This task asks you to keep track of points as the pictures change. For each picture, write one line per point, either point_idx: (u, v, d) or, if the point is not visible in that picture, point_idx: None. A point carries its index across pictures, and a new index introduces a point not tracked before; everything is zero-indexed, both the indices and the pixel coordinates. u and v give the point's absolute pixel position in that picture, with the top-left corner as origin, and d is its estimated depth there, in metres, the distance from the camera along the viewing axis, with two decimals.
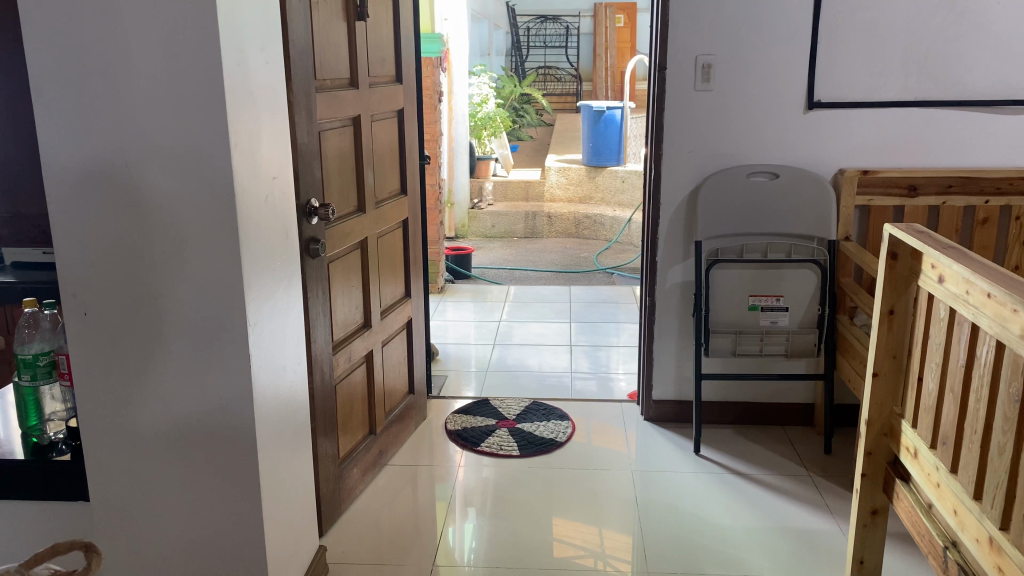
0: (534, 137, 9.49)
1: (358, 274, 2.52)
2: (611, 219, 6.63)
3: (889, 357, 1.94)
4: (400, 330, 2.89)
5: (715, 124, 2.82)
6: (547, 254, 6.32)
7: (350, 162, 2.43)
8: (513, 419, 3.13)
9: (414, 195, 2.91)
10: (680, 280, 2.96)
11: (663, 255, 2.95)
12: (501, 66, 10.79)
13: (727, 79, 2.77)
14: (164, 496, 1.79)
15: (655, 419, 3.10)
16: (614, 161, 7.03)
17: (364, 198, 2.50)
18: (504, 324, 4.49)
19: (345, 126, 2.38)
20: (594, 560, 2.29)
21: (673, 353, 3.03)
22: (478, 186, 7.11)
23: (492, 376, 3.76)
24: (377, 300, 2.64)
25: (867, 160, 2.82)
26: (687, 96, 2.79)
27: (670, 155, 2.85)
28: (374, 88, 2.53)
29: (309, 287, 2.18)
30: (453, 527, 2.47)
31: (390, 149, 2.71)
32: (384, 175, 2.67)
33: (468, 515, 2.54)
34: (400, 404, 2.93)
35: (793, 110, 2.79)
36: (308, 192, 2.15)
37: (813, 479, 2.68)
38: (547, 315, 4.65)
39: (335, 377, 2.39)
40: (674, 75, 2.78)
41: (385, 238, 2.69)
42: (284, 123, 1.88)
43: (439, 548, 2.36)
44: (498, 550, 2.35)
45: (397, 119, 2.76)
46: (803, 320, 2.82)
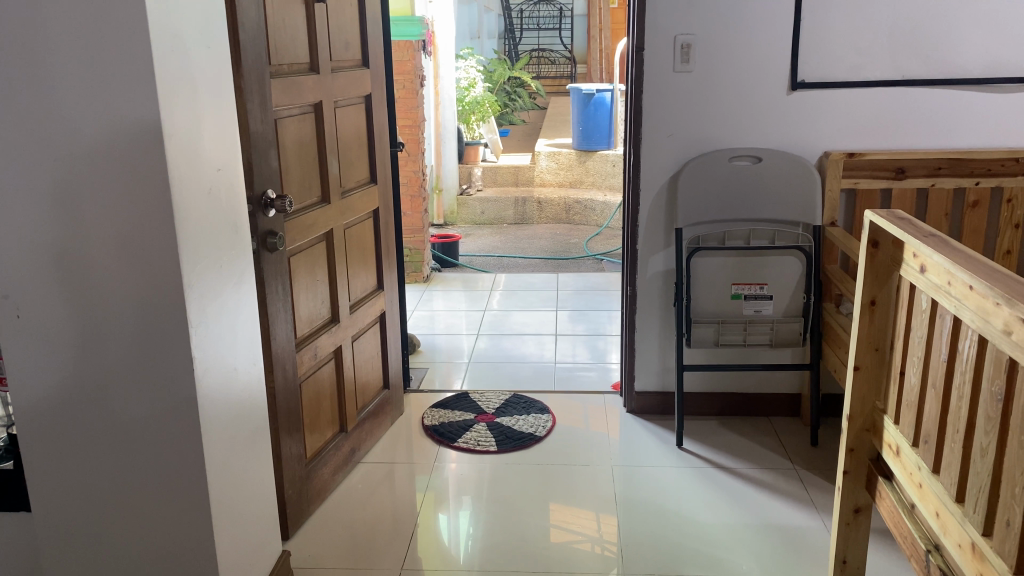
0: (526, 121, 9.39)
1: (323, 268, 2.42)
2: (602, 204, 6.53)
3: (871, 350, 1.85)
4: (373, 323, 2.80)
5: (696, 107, 2.71)
6: (537, 240, 6.22)
7: (312, 150, 2.33)
8: (491, 413, 3.02)
9: (385, 183, 2.81)
10: (661, 269, 2.87)
11: (643, 243, 2.85)
12: (494, 49, 10.66)
13: (707, 59, 2.67)
14: (110, 505, 1.71)
15: (638, 411, 3.01)
16: (604, 145, 6.90)
17: (328, 189, 2.40)
18: (489, 313, 4.39)
19: (305, 113, 2.29)
20: (591, 544, 2.28)
21: (655, 343, 2.94)
22: (467, 171, 7.00)
23: (474, 368, 3.67)
24: (346, 294, 2.55)
25: (853, 143, 2.72)
26: (666, 78, 2.69)
27: (650, 139, 2.75)
28: (338, 73, 2.43)
29: (266, 282, 2.09)
30: (449, 526, 2.39)
31: (357, 136, 2.60)
32: (351, 163, 2.57)
33: (463, 502, 2.50)
34: (375, 399, 2.84)
35: (775, 91, 2.69)
36: (263, 183, 2.06)
37: (798, 472, 2.59)
38: (533, 303, 4.54)
39: (300, 375, 2.31)
40: (652, 56, 2.67)
41: (353, 229, 2.60)
42: (230, 111, 1.79)
43: (431, 551, 2.28)
44: (493, 548, 2.28)
45: (365, 105, 2.66)
46: (788, 309, 2.72)
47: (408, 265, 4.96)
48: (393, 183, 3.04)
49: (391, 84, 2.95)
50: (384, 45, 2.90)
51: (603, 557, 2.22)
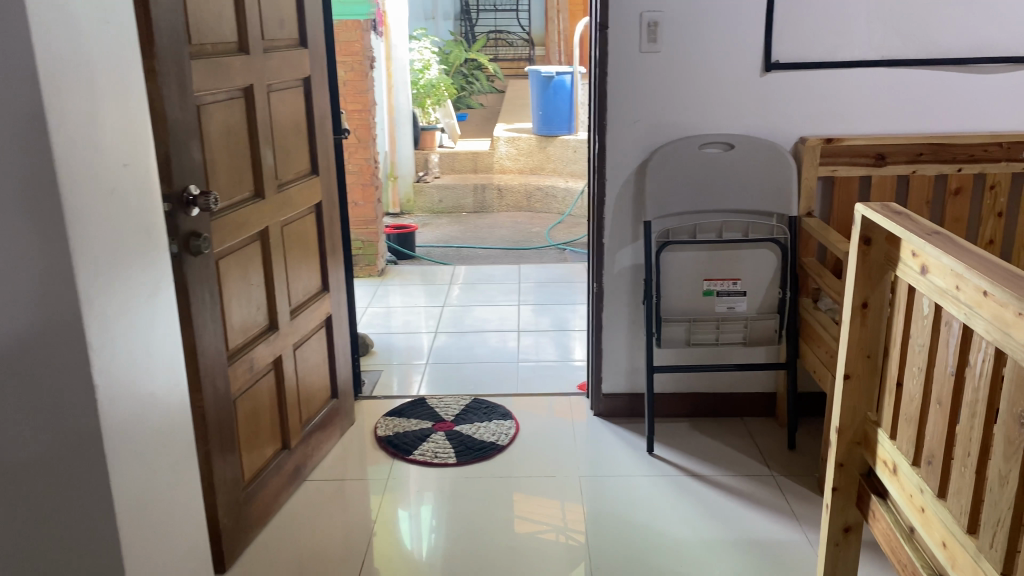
0: (483, 105, 9.16)
1: (259, 271, 2.19)
2: (564, 191, 6.34)
3: (863, 357, 1.69)
4: (318, 327, 2.57)
5: (663, 91, 2.53)
6: (497, 229, 6.01)
7: (243, 139, 2.09)
8: (450, 421, 2.81)
9: (329, 176, 2.58)
10: (629, 264, 2.68)
11: (609, 236, 2.66)
12: (450, 31, 10.38)
13: (676, 38, 2.48)
14: (10, 553, 1.49)
15: (606, 415, 2.83)
16: (566, 130, 6.73)
17: (262, 182, 2.17)
18: (447, 309, 4.17)
19: (233, 98, 2.05)
20: (556, 534, 2.22)
21: (624, 343, 2.75)
22: (424, 158, 6.75)
23: (432, 369, 3.45)
24: (285, 297, 2.33)
25: (830, 127, 2.55)
26: (632, 59, 2.50)
27: (615, 125, 2.56)
28: (271, 54, 2.19)
29: (190, 290, 1.86)
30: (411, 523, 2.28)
31: (295, 123, 2.37)
32: (289, 154, 2.33)
33: (425, 498, 2.41)
34: (323, 409, 2.62)
35: (747, 73, 2.51)
36: (184, 177, 1.83)
37: (776, 480, 2.44)
38: (494, 297, 4.33)
39: (233, 391, 2.08)
40: (616, 35, 2.48)
41: (292, 226, 2.37)
42: (137, 97, 1.55)
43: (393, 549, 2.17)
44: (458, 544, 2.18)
45: (305, 88, 2.42)
46: (762, 305, 2.56)
47: (361, 258, 4.72)
48: (338, 174, 2.80)
49: (334, 65, 2.71)
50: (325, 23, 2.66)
51: (570, 548, 2.16)
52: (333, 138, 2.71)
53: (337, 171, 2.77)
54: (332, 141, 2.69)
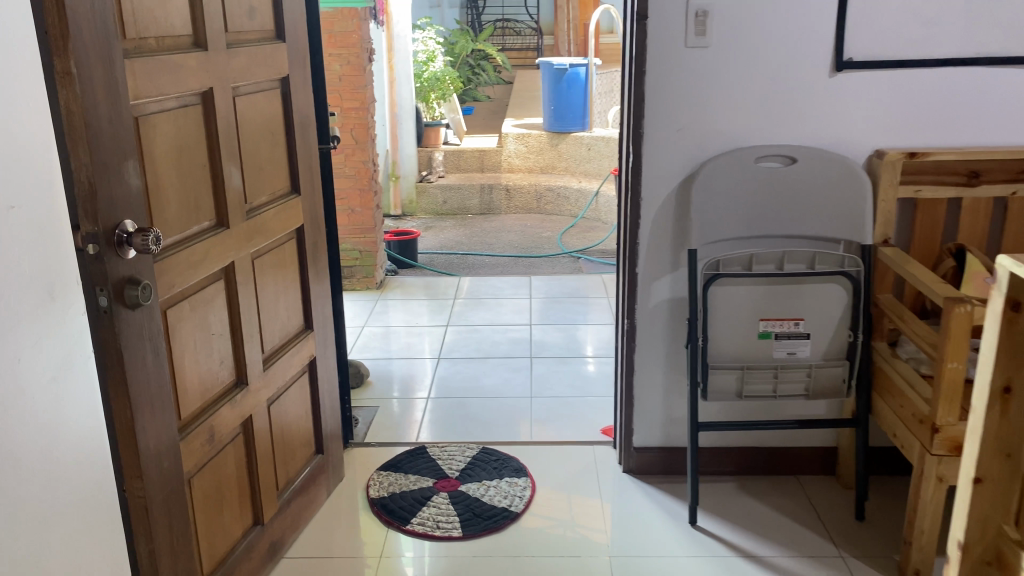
0: (490, 97, 8.74)
1: (222, 317, 1.79)
2: (577, 192, 5.93)
3: (1000, 456, 1.28)
4: (300, 374, 2.17)
5: (712, 94, 2.11)
6: (505, 234, 5.61)
7: (200, 156, 1.69)
8: (455, 478, 2.41)
9: (313, 195, 2.18)
10: (666, 297, 2.27)
11: (644, 265, 2.24)
12: (455, 20, 9.96)
13: (729, 31, 2.06)
14: None
15: (636, 472, 2.42)
16: (579, 126, 6.21)
17: (225, 209, 1.77)
18: (452, 330, 3.76)
19: (188, 105, 1.64)
20: (562, 530, 2.20)
21: (659, 389, 2.35)
22: (428, 155, 6.33)
23: (435, 404, 3.03)
24: (257, 344, 1.92)
25: (912, 138, 2.14)
26: (676, 56, 2.08)
27: (654, 134, 2.15)
28: (236, 49, 1.78)
29: (125, 352, 1.45)
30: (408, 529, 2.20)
31: (269, 133, 1.96)
32: (261, 171, 1.92)
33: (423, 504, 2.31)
34: (305, 470, 2.22)
35: (813, 73, 2.10)
36: (115, 210, 1.42)
37: (846, 561, 2.03)
38: (502, 315, 3.91)
39: (186, 470, 1.67)
40: (658, 27, 2.06)
41: (266, 257, 1.96)
42: (31, 114, 1.15)
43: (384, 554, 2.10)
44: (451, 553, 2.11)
45: (281, 90, 2.01)
46: (828, 350, 2.15)
47: (359, 269, 4.31)
48: (324, 191, 2.39)
49: (319, 63, 2.29)
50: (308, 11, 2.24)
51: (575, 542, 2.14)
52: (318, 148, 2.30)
53: (323, 186, 2.36)
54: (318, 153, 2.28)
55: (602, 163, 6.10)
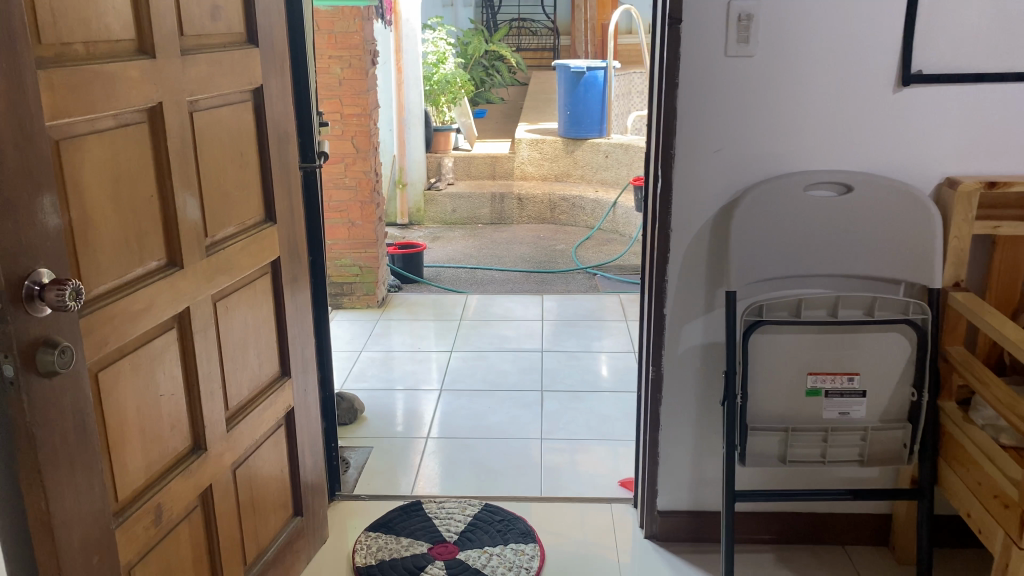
0: (504, 99, 8.45)
1: (174, 374, 1.51)
2: (593, 202, 5.63)
3: None
4: (276, 429, 1.89)
5: (755, 110, 1.82)
6: (516, 246, 5.33)
7: (147, 185, 1.41)
8: (453, 544, 2.13)
9: (292, 223, 1.89)
10: (699, 343, 1.98)
11: (674, 306, 1.95)
12: (469, 19, 9.68)
13: (776, 38, 1.76)
14: None
15: (660, 538, 2.13)
16: (596, 132, 5.92)
17: (179, 245, 1.49)
18: (457, 356, 3.46)
19: (129, 124, 1.36)
20: (567, 541, 2.16)
21: (688, 446, 2.05)
22: (437, 161, 6.06)
23: (435, 445, 2.73)
24: (219, 401, 1.64)
25: (989, 164, 1.83)
26: (714, 66, 1.79)
27: (687, 157, 1.85)
28: (193, 56, 1.50)
29: (38, 433, 1.17)
30: None
31: (238, 152, 1.68)
32: (227, 198, 1.64)
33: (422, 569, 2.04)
34: (280, 537, 1.93)
35: (874, 86, 1.79)
36: (22, 258, 1.13)
37: None
38: (512, 340, 3.62)
39: (125, 562, 1.39)
40: (695, 32, 1.77)
41: (232, 298, 1.68)
42: None
43: None
44: None
45: (255, 103, 1.73)
46: (887, 410, 1.85)
47: (359, 286, 4.02)
48: (308, 216, 2.10)
49: (303, 69, 2.00)
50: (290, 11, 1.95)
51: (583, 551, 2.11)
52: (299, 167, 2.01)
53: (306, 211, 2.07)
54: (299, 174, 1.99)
55: (620, 172, 5.80)
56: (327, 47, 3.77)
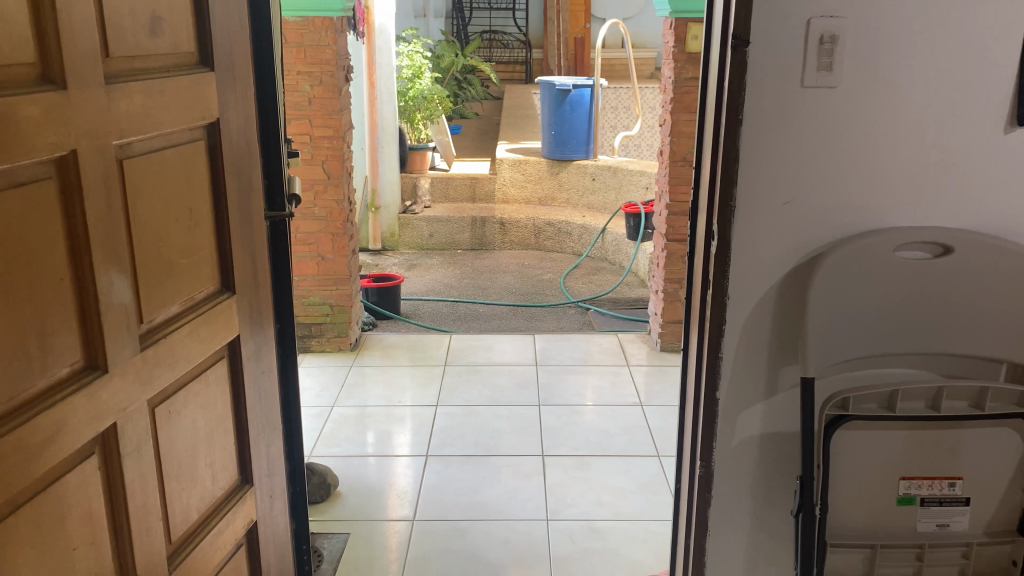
0: (478, 114, 8.13)
1: (94, 516, 1.10)
2: (581, 229, 5.30)
3: None
4: (235, 551, 1.49)
5: (835, 156, 1.48)
6: (499, 276, 4.97)
7: (54, 265, 1.01)
8: None
9: (255, 292, 1.50)
10: (757, 433, 1.62)
11: (730, 389, 1.60)
12: (440, 30, 9.35)
13: (864, 68, 1.44)
14: None
15: None
16: (582, 152, 5.57)
17: (102, 342, 1.09)
18: (443, 412, 3.08)
19: (28, 182, 0.96)
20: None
21: (740, 556, 1.69)
22: (412, 183, 5.68)
23: (423, 530, 2.35)
24: (159, 538, 1.24)
25: None
26: (788, 101, 1.45)
27: (750, 210, 1.51)
28: (127, 86, 1.11)
29: None
30: None
31: (188, 206, 1.29)
32: (171, 269, 1.25)
33: None
34: None
35: (980, 128, 1.47)
36: None
37: None
38: (504, 391, 3.25)
39: None
40: (766, 60, 1.43)
41: (178, 399, 1.28)
42: None
43: None
44: None
45: (212, 143, 1.35)
46: (994, 521, 1.50)
47: (330, 327, 3.62)
48: (276, 278, 1.71)
49: (270, 100, 1.62)
50: (256, 26, 1.57)
51: None
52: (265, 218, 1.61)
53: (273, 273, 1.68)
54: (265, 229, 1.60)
55: (608, 195, 5.48)
56: (295, 61, 3.35)
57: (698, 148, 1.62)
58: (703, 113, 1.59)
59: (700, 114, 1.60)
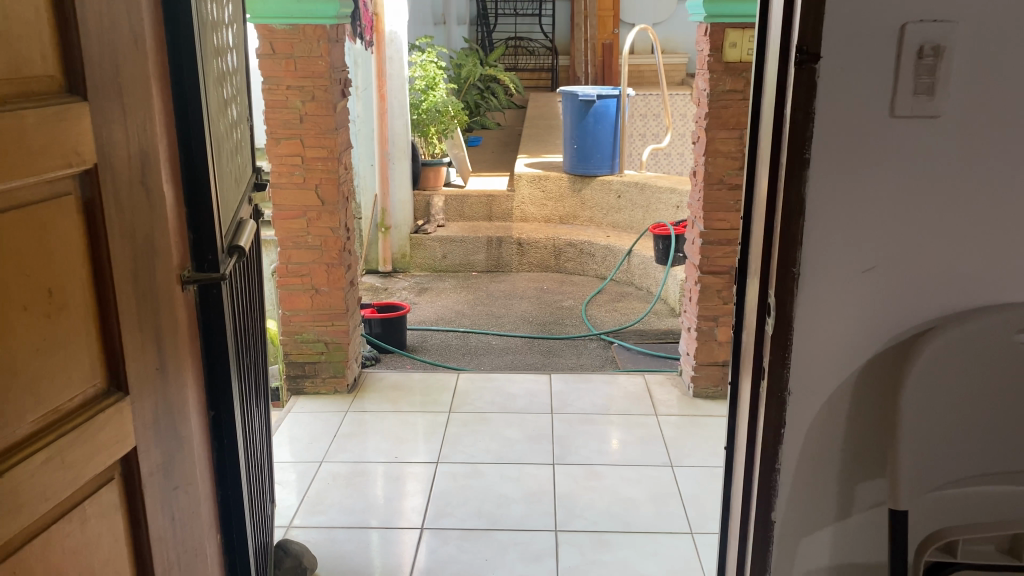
0: (500, 124, 7.80)
1: None
2: (605, 250, 4.93)
3: None
4: None
5: (933, 207, 1.11)
6: (516, 303, 4.61)
7: None
8: None
9: (163, 387, 1.16)
10: (825, 564, 1.25)
11: (792, 512, 1.22)
12: (464, 37, 9.04)
13: (974, 92, 1.06)
14: None
15: None
16: (607, 168, 5.17)
17: None
18: (444, 470, 2.72)
19: None
20: None
21: None
22: (425, 201, 5.35)
23: None
24: None
25: None
26: (870, 135, 1.08)
27: (817, 280, 1.13)
28: None
29: None
30: None
31: (45, 286, 0.93)
32: (14, 374, 0.90)
33: None
34: None
35: None
36: None
37: None
38: (514, 444, 2.88)
39: None
40: (842, 82, 1.06)
41: (30, 551, 0.93)
42: None
43: None
44: None
45: (88, 194, 1.00)
46: None
47: (325, 366, 3.27)
48: (204, 356, 1.36)
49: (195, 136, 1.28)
50: (171, 45, 1.23)
51: None
52: (184, 285, 1.27)
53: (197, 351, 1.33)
54: (181, 300, 1.26)
55: (634, 214, 5.09)
56: (286, 75, 3.02)
57: (745, 194, 1.25)
58: (753, 149, 1.22)
59: (749, 150, 1.23)
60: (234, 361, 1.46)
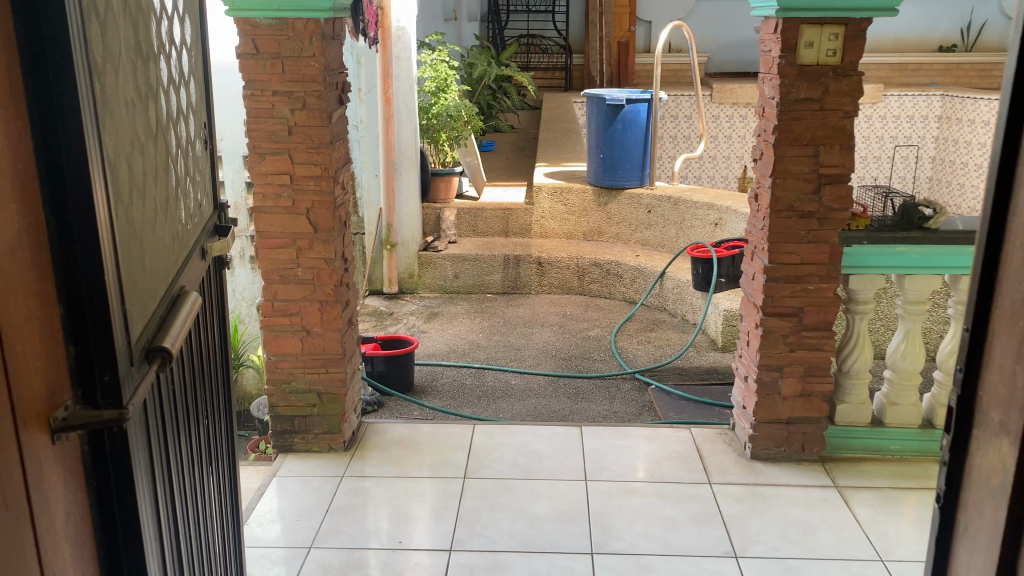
0: (513, 127, 7.31)
1: None
2: (635, 271, 4.44)
3: None
4: None
5: None
6: (538, 331, 4.13)
7: None
8: None
9: None
10: None
11: None
12: (473, 35, 8.55)
13: None
14: None
15: None
16: (636, 180, 4.67)
17: None
18: (457, 562, 2.24)
19: None
20: None
21: None
22: (436, 214, 4.87)
23: None
24: None
25: None
26: None
27: None
28: None
29: None
30: None
31: None
32: None
33: None
34: None
35: None
36: None
37: None
38: (543, 527, 2.40)
39: None
40: None
41: None
42: None
43: None
44: None
45: None
46: None
47: (318, 421, 2.80)
48: (98, 530, 0.86)
49: (79, 192, 0.78)
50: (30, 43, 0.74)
51: None
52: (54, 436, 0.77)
53: (87, 530, 0.83)
54: (49, 459, 0.76)
55: (667, 231, 4.59)
56: (273, 79, 2.54)
57: (972, 296, 0.78)
58: (998, 225, 0.75)
59: (988, 226, 0.76)
60: (154, 521, 0.97)
